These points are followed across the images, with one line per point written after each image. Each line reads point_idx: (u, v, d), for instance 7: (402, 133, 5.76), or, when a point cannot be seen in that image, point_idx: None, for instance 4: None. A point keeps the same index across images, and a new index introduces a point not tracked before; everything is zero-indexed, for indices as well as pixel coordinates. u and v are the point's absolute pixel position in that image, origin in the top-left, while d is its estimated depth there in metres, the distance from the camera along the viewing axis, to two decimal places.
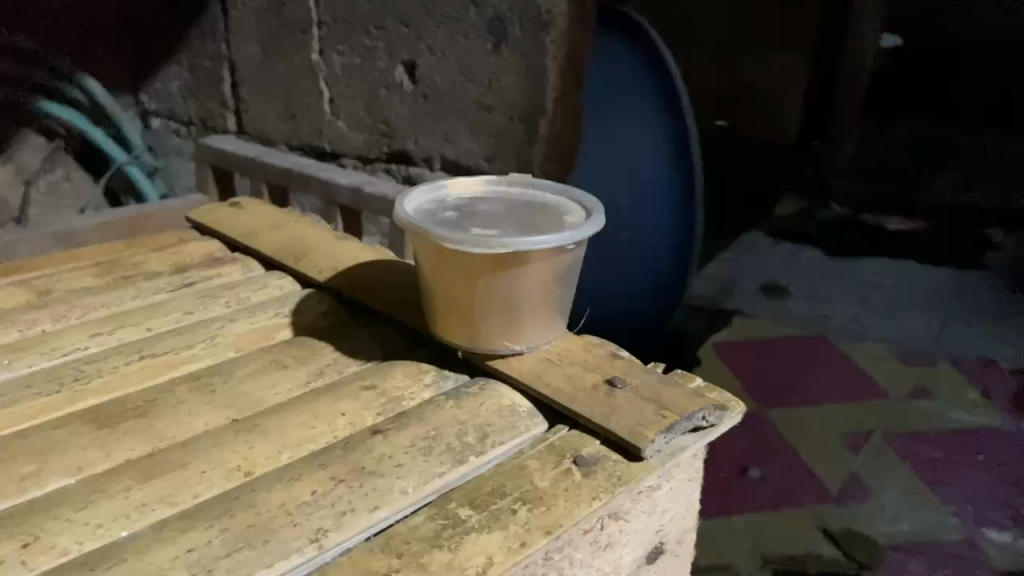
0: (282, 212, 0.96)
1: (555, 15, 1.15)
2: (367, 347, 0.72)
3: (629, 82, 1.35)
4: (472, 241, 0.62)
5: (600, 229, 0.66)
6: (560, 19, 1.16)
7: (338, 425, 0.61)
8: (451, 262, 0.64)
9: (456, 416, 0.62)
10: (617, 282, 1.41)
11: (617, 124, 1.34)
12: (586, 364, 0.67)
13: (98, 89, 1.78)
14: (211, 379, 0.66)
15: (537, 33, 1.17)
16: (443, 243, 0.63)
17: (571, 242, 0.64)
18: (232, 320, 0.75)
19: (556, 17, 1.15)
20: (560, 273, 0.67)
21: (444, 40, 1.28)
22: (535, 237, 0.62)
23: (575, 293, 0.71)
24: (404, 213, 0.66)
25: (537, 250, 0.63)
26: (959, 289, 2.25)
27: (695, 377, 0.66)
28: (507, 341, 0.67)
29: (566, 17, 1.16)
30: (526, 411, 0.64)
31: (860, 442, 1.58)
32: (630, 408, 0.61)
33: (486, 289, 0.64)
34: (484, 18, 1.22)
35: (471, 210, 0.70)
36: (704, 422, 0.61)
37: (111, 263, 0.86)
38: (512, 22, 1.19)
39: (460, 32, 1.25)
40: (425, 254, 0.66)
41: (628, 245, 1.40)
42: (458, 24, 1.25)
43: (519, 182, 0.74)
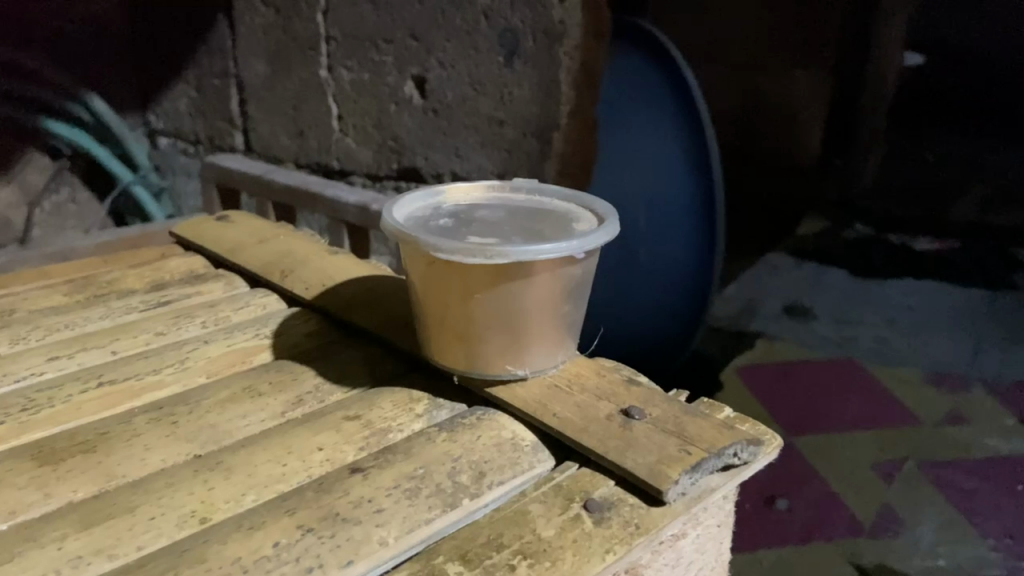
0: (272, 226, 0.89)
1: (570, 26, 1.09)
2: (354, 372, 0.64)
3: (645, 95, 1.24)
4: (465, 250, 0.54)
5: (612, 237, 0.58)
6: (574, 30, 1.09)
7: (314, 462, 0.53)
8: (443, 274, 0.57)
9: (449, 450, 0.54)
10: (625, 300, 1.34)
11: (632, 137, 1.25)
12: (600, 392, 0.58)
13: (105, 107, 1.73)
14: (175, 408, 0.58)
15: (551, 45, 1.11)
16: (433, 253, 0.55)
17: (581, 251, 0.56)
18: (206, 342, 0.67)
19: (570, 28, 1.09)
20: (568, 287, 0.59)
21: (454, 53, 1.21)
22: (540, 245, 0.55)
23: (586, 311, 0.63)
24: (392, 221, 0.59)
25: (542, 260, 0.56)
26: (995, 311, 2.14)
27: (723, 408, 0.58)
28: (509, 364, 0.59)
29: (580, 29, 1.09)
30: (530, 446, 0.55)
31: (896, 472, 1.47)
32: (650, 443, 0.52)
33: (483, 305, 0.57)
34: (495, 31, 1.15)
35: (469, 217, 0.62)
36: (735, 460, 0.53)
37: (85, 280, 0.80)
38: (525, 35, 1.12)
39: (471, 45, 1.19)
40: (415, 266, 0.59)
41: (637, 266, 1.31)
42: (469, 36, 1.18)
43: (523, 188, 0.67)
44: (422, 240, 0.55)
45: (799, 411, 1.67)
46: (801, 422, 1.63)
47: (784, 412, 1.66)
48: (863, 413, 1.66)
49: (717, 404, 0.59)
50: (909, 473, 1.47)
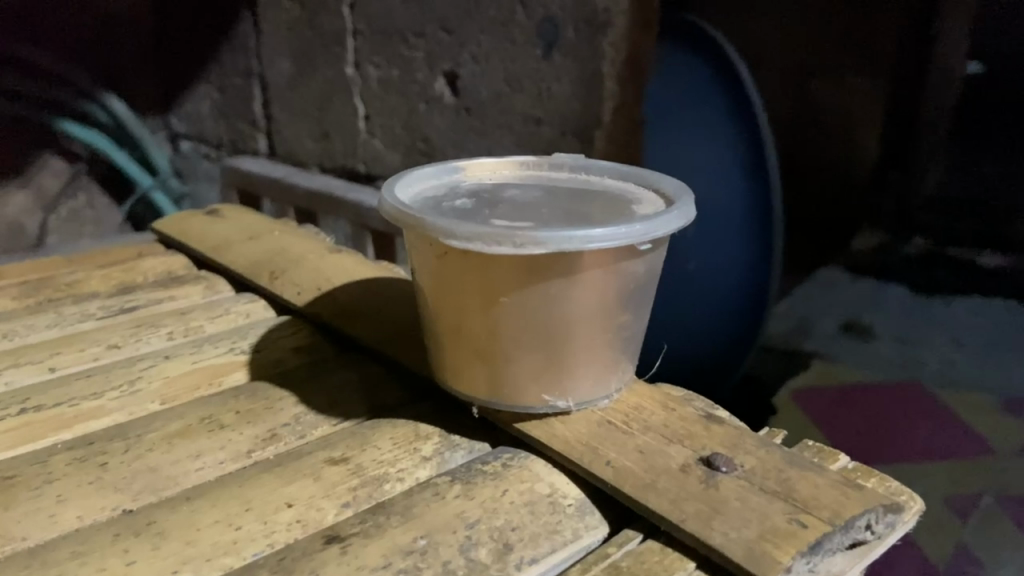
0: (268, 220, 0.76)
1: (615, 15, 0.93)
2: (351, 399, 0.50)
3: (688, 94, 0.95)
4: (487, 237, 0.40)
5: (688, 222, 0.43)
6: (620, 19, 0.92)
7: (279, 525, 0.39)
8: (458, 275, 0.43)
9: (464, 511, 0.39)
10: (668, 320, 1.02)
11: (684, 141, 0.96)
12: (669, 433, 0.43)
13: (124, 110, 1.60)
14: (108, 445, 0.44)
15: (593, 36, 0.95)
16: (445, 241, 0.41)
17: (645, 239, 0.42)
18: (166, 358, 0.54)
19: (615, 16, 0.93)
20: (627, 290, 0.44)
21: (489, 45, 1.07)
22: (589, 230, 0.40)
23: (647, 323, 0.48)
24: (392, 200, 0.45)
25: (592, 252, 0.41)
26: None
27: (839, 457, 0.43)
28: (545, 393, 0.44)
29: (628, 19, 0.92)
30: (572, 507, 0.41)
31: (976, 509, 1.00)
32: (745, 508, 0.37)
33: (509, 313, 0.42)
34: (534, 20, 1.00)
35: (495, 198, 0.48)
36: (868, 535, 0.38)
37: (42, 281, 0.67)
38: (565, 23, 0.97)
39: (506, 36, 1.05)
40: (422, 262, 0.44)
41: (687, 282, 1.00)
42: (505, 27, 1.05)
43: (566, 165, 0.53)
44: (430, 222, 0.41)
45: (859, 435, 1.12)
46: (865, 453, 1.09)
47: (837, 434, 1.11)
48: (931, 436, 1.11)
49: (828, 449, 0.44)
50: (994, 506, 1.00)
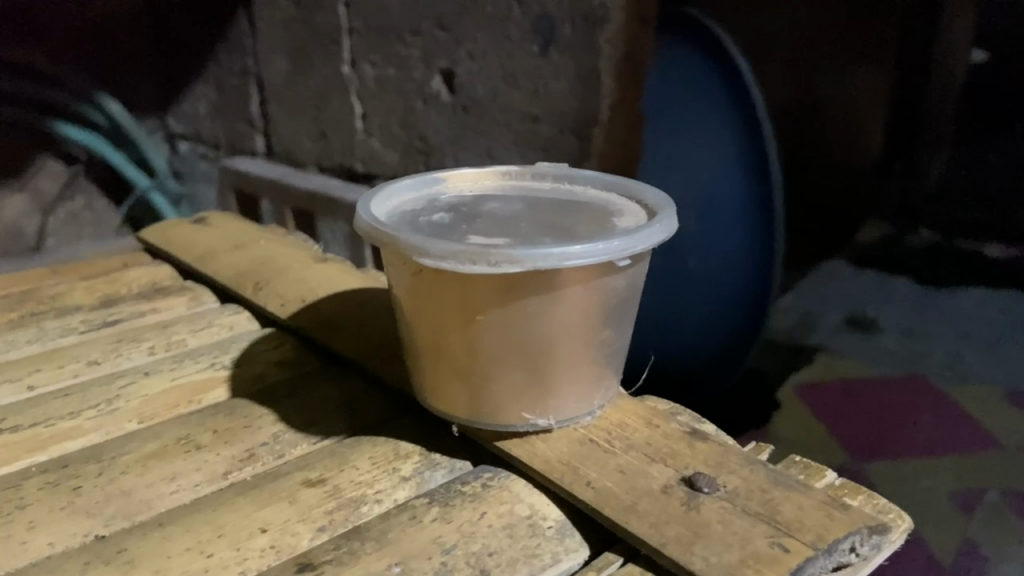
0: (256, 228, 0.75)
1: (611, 10, 0.91)
2: (334, 419, 0.49)
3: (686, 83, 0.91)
4: (461, 256, 0.39)
5: (670, 236, 0.42)
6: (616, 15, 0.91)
7: (253, 551, 0.38)
8: (434, 294, 0.42)
9: (440, 536, 0.38)
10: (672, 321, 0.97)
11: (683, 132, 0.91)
12: (653, 451, 0.42)
13: (119, 111, 1.57)
14: (82, 467, 0.44)
15: (590, 32, 0.93)
16: (418, 260, 0.40)
17: (625, 254, 0.41)
18: (145, 375, 0.53)
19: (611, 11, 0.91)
20: (609, 306, 0.43)
21: (486, 43, 1.06)
22: (566, 247, 0.39)
23: (631, 336, 0.47)
24: (367, 216, 0.44)
25: (571, 269, 0.40)
26: None
27: (826, 474, 0.43)
28: (525, 411, 0.44)
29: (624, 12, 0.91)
30: (553, 529, 0.40)
31: (980, 504, 0.91)
32: (726, 532, 0.37)
33: (486, 331, 0.42)
34: (530, 17, 0.99)
35: (475, 211, 0.48)
36: (853, 557, 0.37)
37: (27, 294, 0.66)
38: (563, 20, 0.95)
39: (502, 33, 1.03)
40: (399, 279, 0.44)
41: (687, 279, 0.96)
42: (501, 24, 1.03)
43: (549, 174, 0.52)
44: (404, 240, 0.40)
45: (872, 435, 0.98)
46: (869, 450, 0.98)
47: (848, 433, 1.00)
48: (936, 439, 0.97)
49: (815, 466, 0.43)
50: (1000, 505, 0.90)
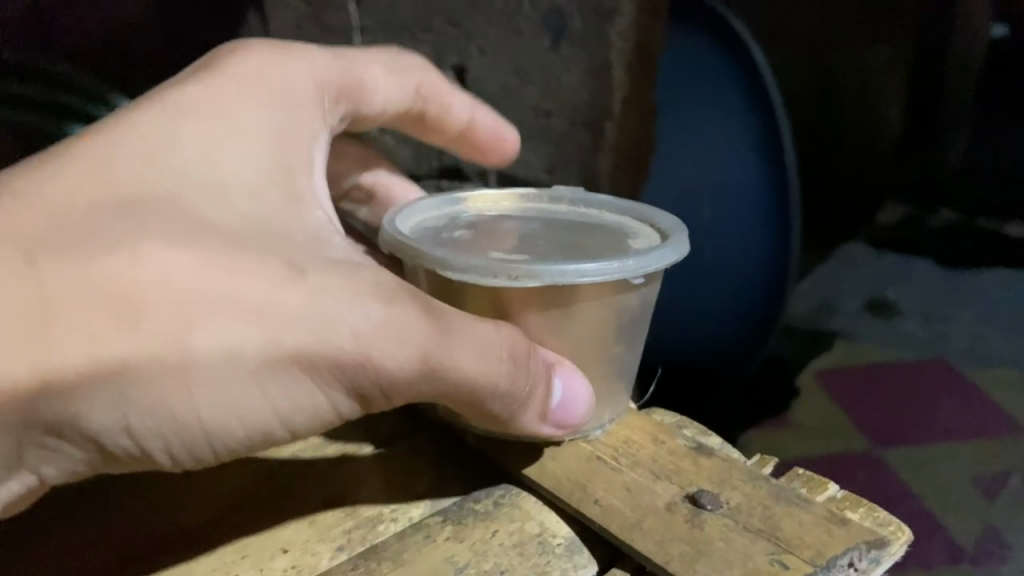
0: None
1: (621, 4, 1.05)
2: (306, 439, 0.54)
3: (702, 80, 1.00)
4: (482, 269, 0.47)
5: (679, 258, 0.50)
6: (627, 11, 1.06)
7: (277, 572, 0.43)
8: (467, 297, 0.49)
9: (453, 554, 0.42)
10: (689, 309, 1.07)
11: (695, 129, 1.01)
12: (658, 468, 0.44)
13: None
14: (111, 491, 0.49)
15: (600, 25, 1.06)
16: (444, 272, 0.48)
17: (637, 273, 0.48)
18: None
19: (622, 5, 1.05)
20: (623, 319, 0.51)
21: (498, 37, 1.03)
22: (581, 264, 0.46)
23: (642, 344, 0.55)
24: (392, 231, 0.52)
25: (586, 284, 0.48)
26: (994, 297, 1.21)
27: (828, 485, 0.45)
28: (537, 417, 0.49)
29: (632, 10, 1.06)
30: (563, 545, 0.43)
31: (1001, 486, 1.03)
32: (729, 546, 0.38)
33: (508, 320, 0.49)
34: (541, 10, 1.02)
35: (492, 227, 0.55)
36: (853, 570, 0.38)
37: None
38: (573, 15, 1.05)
39: (513, 28, 1.03)
40: (426, 285, 0.51)
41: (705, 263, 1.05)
42: (512, 18, 1.03)
43: (566, 198, 0.59)
44: (431, 256, 0.48)
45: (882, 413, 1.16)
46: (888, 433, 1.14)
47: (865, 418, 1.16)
48: (967, 418, 1.12)
49: (816, 478, 0.45)
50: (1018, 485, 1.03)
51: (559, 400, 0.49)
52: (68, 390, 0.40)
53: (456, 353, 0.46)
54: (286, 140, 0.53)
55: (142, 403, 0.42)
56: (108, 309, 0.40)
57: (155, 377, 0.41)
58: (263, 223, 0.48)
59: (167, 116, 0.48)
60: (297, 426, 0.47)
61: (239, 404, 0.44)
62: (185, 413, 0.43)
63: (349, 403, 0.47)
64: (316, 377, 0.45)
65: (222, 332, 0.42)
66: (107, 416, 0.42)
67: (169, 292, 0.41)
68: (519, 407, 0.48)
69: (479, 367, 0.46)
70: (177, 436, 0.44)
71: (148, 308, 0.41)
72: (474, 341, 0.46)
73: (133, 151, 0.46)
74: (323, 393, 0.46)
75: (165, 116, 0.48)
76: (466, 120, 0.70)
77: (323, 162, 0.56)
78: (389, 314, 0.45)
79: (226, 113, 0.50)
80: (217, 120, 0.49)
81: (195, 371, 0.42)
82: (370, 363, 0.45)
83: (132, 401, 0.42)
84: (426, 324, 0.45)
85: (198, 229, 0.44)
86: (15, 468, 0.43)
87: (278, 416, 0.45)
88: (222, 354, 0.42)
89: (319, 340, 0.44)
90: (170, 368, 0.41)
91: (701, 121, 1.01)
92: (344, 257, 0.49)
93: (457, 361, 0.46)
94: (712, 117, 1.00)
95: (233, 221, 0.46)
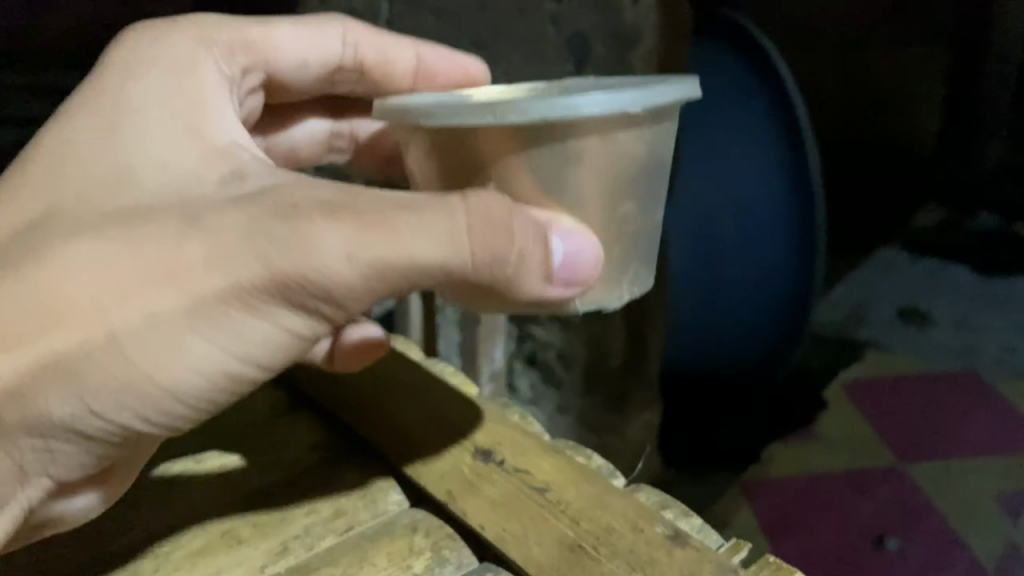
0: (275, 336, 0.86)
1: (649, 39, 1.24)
2: (293, 451, 0.70)
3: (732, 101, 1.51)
4: (467, 113, 0.52)
5: (684, 93, 0.56)
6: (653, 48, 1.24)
7: None
8: (457, 155, 0.56)
9: None
10: (717, 291, 1.59)
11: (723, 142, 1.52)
12: (633, 562, 0.54)
13: None
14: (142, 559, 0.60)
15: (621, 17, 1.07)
16: (423, 120, 0.55)
17: (640, 106, 0.54)
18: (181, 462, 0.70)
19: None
20: (629, 167, 0.57)
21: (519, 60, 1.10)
22: (570, 101, 0.51)
23: (652, 204, 0.62)
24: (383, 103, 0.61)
25: (580, 119, 0.52)
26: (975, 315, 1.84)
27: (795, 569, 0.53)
28: (529, 264, 0.55)
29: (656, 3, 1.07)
30: None
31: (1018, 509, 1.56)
32: None
33: (503, 181, 0.56)
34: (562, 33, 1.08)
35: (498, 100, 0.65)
36: None
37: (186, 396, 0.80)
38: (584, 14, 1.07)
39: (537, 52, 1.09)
40: (418, 143, 0.59)
41: (727, 256, 1.57)
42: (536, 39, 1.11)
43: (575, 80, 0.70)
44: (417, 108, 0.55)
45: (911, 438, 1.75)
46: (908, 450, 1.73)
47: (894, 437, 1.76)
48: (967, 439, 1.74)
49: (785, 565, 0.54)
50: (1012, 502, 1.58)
51: (562, 261, 0.56)
52: (17, 394, 0.52)
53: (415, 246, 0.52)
54: (183, 109, 0.65)
55: (93, 388, 0.53)
56: (32, 319, 0.52)
57: (82, 361, 0.52)
58: (175, 181, 0.58)
59: (61, 145, 0.61)
60: (257, 355, 0.56)
61: (185, 353, 0.54)
62: (130, 378, 0.53)
63: (308, 319, 0.55)
64: (244, 305, 0.53)
65: (143, 300, 0.52)
66: (65, 401, 0.53)
67: (83, 297, 0.52)
68: (499, 273, 0.55)
69: (442, 248, 0.52)
70: (135, 403, 0.54)
71: (72, 315, 0.52)
72: (477, 219, 0.53)
73: (66, 183, 0.59)
74: (267, 319, 0.54)
75: (62, 146, 0.61)
76: (413, 62, 0.85)
77: (230, 114, 0.67)
78: (332, 231, 0.51)
79: (116, 116, 0.62)
80: (114, 133, 0.61)
81: (125, 342, 0.52)
82: (304, 275, 0.51)
83: (84, 382, 0.53)
84: (362, 230, 0.51)
85: (110, 221, 0.54)
86: (26, 478, 0.57)
87: (232, 355, 0.55)
88: (140, 322, 0.52)
89: (231, 280, 0.52)
90: (99, 345, 0.52)
91: (727, 134, 1.52)
92: (252, 185, 0.56)
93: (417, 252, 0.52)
94: (739, 134, 1.51)
95: (138, 201, 0.56)
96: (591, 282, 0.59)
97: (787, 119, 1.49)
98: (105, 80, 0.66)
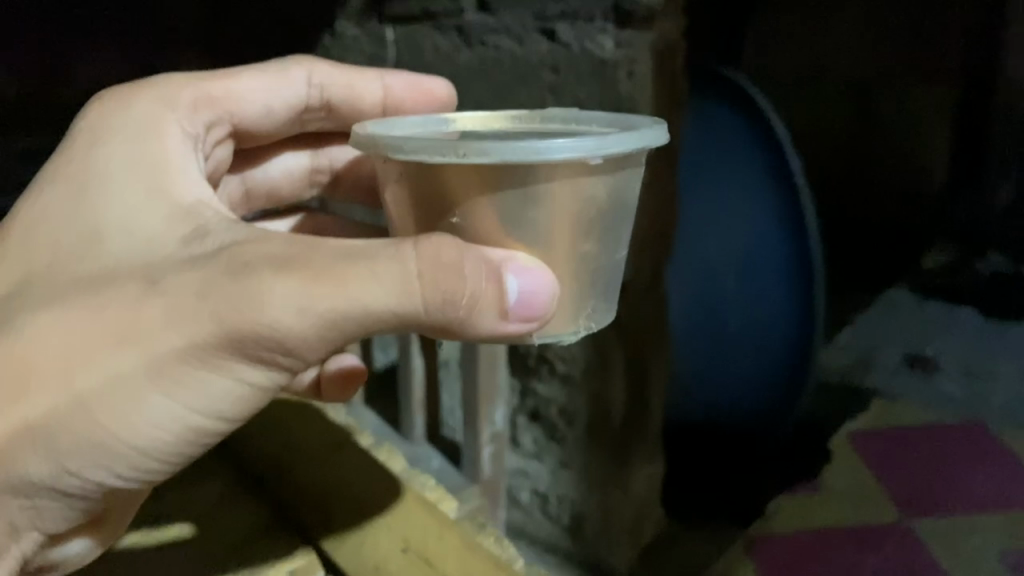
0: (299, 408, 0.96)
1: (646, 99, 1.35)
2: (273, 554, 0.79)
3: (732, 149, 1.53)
4: (437, 149, 0.60)
5: (644, 139, 0.64)
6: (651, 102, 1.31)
7: None
8: (431, 181, 0.63)
9: None
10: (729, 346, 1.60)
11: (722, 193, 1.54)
12: None
13: None
14: None
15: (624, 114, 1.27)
16: (395, 155, 0.62)
17: (595, 152, 0.61)
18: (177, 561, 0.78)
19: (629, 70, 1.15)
20: (590, 209, 0.65)
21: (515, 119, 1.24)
22: (531, 144, 0.59)
23: (610, 240, 0.69)
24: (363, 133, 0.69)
25: (540, 161, 0.60)
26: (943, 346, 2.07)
27: None
28: (480, 305, 0.62)
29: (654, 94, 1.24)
30: None
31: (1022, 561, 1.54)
32: None
33: (466, 215, 0.63)
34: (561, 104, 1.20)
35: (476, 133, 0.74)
36: None
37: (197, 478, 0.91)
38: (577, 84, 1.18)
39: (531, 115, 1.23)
40: (393, 173, 0.67)
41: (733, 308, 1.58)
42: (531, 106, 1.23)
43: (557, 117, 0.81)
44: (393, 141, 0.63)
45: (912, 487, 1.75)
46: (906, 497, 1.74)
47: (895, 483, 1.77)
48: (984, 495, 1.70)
49: None
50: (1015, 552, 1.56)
51: (519, 298, 0.63)
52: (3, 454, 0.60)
53: (372, 291, 0.58)
54: (147, 169, 0.72)
55: (68, 443, 0.61)
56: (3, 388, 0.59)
57: (58, 422, 0.60)
58: (137, 242, 0.64)
59: (41, 211, 0.69)
60: (220, 409, 0.64)
61: (148, 411, 0.61)
62: (107, 437, 0.61)
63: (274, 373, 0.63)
64: (201, 361, 0.60)
65: (106, 361, 0.59)
66: (43, 461, 0.62)
67: (52, 363, 0.59)
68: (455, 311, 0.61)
69: (392, 294, 0.59)
70: (104, 459, 0.62)
71: (43, 380, 0.59)
72: (426, 263, 0.59)
73: (43, 251, 0.66)
74: (228, 374, 0.62)
75: (41, 213, 0.69)
76: (381, 92, 0.99)
77: (192, 173, 0.74)
78: (281, 285, 0.58)
79: (98, 180, 0.70)
80: (83, 195, 0.69)
81: (94, 404, 0.60)
82: (273, 334, 0.59)
83: (54, 444, 0.61)
84: (315, 283, 0.58)
85: (78, 287, 0.62)
86: (18, 535, 0.66)
87: (190, 409, 0.63)
88: (106, 382, 0.59)
89: (186, 338, 0.59)
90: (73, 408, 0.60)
91: (726, 183, 1.54)
92: (214, 244, 0.62)
93: (373, 295, 0.58)
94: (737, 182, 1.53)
95: (102, 265, 0.63)
96: (547, 314, 0.65)
97: (782, 168, 1.48)
98: (78, 147, 0.74)
